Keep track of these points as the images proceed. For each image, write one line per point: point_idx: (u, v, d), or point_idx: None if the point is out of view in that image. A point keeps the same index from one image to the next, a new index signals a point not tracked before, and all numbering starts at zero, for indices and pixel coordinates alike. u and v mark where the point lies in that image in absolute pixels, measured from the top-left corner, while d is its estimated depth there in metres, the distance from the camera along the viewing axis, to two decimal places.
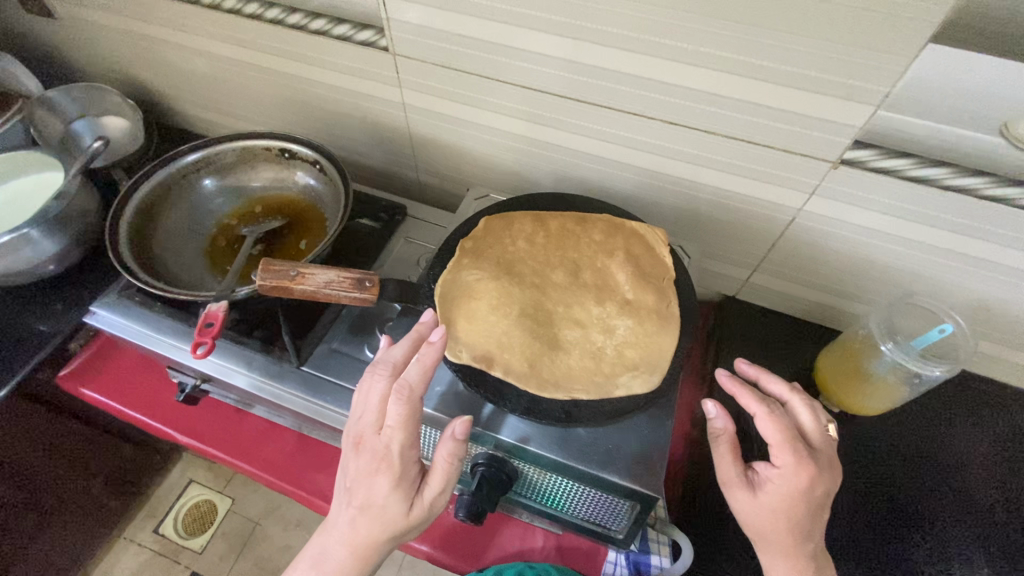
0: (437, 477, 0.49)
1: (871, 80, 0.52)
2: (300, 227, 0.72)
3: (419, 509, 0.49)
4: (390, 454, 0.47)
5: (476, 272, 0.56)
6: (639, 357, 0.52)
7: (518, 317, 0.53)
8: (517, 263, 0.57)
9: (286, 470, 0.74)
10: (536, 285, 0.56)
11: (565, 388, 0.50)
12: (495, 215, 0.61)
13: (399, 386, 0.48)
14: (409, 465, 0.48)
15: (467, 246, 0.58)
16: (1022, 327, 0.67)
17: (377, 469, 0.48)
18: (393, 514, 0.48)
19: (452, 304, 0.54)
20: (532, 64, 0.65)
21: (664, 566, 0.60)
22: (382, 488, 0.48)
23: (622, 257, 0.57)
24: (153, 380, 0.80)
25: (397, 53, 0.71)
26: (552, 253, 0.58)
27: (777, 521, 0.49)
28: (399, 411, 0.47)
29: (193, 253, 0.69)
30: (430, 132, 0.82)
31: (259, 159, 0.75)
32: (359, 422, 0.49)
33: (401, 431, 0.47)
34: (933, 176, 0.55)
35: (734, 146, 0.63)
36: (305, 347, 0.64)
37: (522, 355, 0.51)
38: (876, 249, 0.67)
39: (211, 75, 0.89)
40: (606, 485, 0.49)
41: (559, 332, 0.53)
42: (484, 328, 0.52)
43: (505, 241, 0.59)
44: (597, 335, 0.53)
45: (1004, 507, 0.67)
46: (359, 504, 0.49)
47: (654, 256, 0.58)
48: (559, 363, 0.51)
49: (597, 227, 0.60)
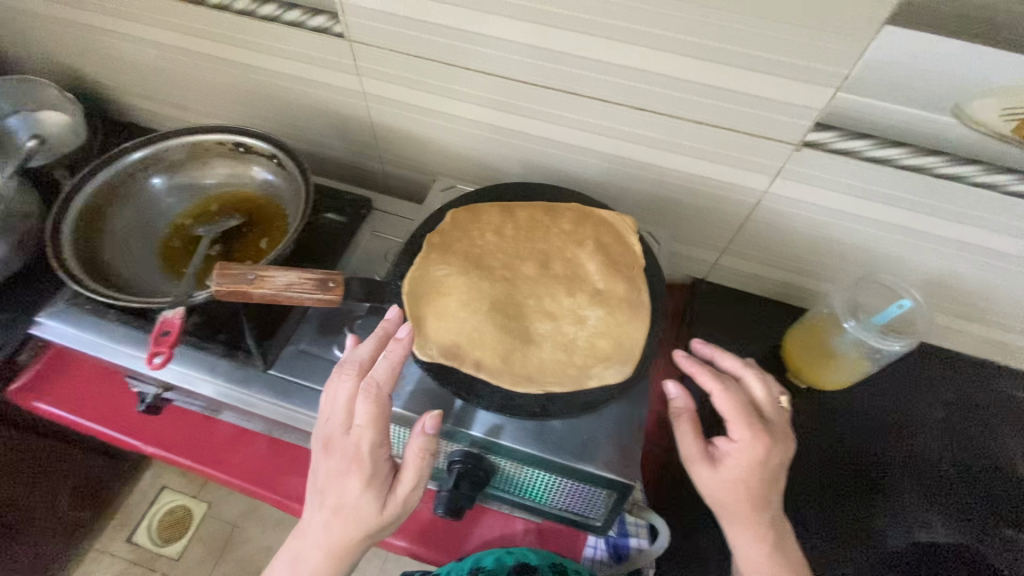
0: (409, 474, 0.48)
1: (831, 62, 0.52)
2: (260, 224, 0.69)
3: (392, 506, 0.48)
4: (360, 453, 0.47)
5: (445, 267, 0.54)
6: (610, 347, 0.52)
7: (489, 312, 0.52)
8: (486, 256, 0.56)
9: (260, 475, 0.73)
10: (506, 278, 0.55)
11: (538, 381, 0.49)
12: (461, 207, 0.60)
13: (366, 385, 0.47)
14: (380, 463, 0.48)
15: (434, 241, 0.56)
16: (974, 299, 0.70)
17: (348, 468, 0.47)
18: (367, 513, 0.47)
19: (421, 301, 0.52)
20: (496, 50, 0.64)
21: (642, 546, 0.61)
22: (354, 487, 0.47)
23: (592, 246, 0.57)
24: (114, 390, 0.77)
25: (353, 40, 0.69)
26: (521, 245, 0.57)
27: (737, 491, 0.50)
28: (367, 409, 0.46)
29: (146, 256, 0.65)
30: (393, 122, 0.79)
31: (212, 154, 0.71)
32: (328, 424, 0.49)
33: (371, 429, 0.46)
34: (888, 156, 0.58)
35: (699, 131, 0.63)
36: (271, 351, 0.62)
37: (493, 350, 0.50)
38: (837, 229, 0.68)
39: (156, 64, 0.84)
40: (582, 475, 0.49)
41: (531, 325, 0.52)
42: (455, 324, 0.51)
43: (473, 234, 0.57)
44: (568, 327, 0.53)
45: (957, 471, 0.70)
46: (332, 505, 0.48)
47: (623, 244, 0.58)
48: (531, 357, 0.51)
49: (565, 217, 0.59)
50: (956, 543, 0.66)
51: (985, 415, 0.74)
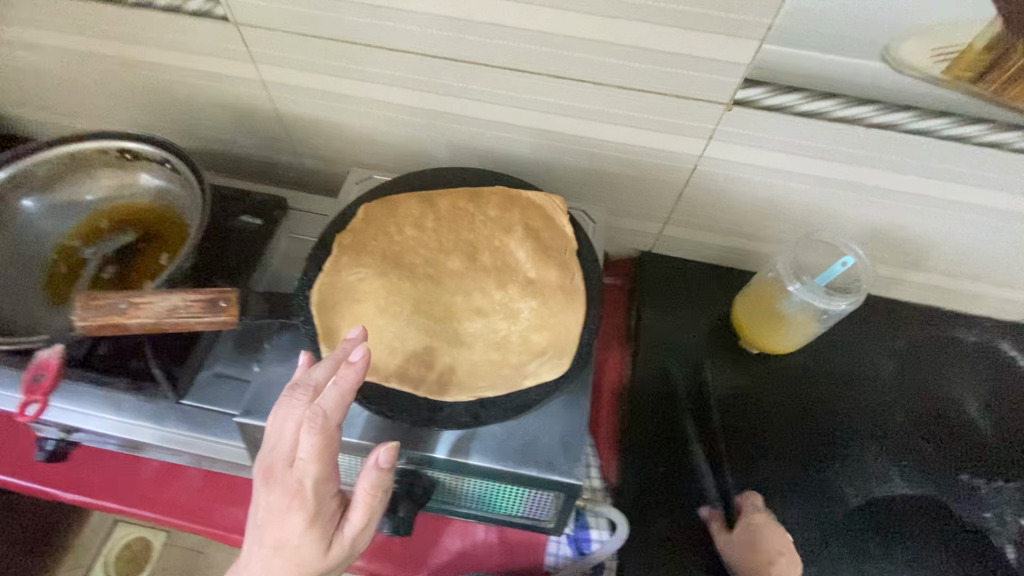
0: (359, 511, 0.42)
1: (751, 13, 0.49)
2: (158, 238, 0.62)
3: (338, 548, 0.42)
4: (304, 490, 0.40)
5: (359, 270, 0.49)
6: (547, 341, 0.47)
7: (411, 316, 0.47)
8: (405, 254, 0.51)
9: (195, 510, 0.66)
10: (429, 276, 0.50)
11: (470, 387, 0.45)
12: (375, 200, 0.54)
13: (313, 412, 0.40)
14: (326, 498, 0.41)
15: (345, 242, 0.50)
16: (915, 247, 0.69)
17: (288, 506, 0.40)
18: (307, 558, 0.40)
19: (333, 312, 0.47)
20: (401, 24, 0.59)
21: (604, 540, 0.59)
22: (294, 528, 0.40)
23: (520, 233, 0.53)
24: (19, 437, 0.69)
25: (240, 23, 0.61)
26: (445, 238, 0.53)
27: (753, 551, 0.58)
28: (313, 440, 0.40)
29: (27, 287, 0.58)
30: (302, 112, 0.72)
31: (94, 164, 0.63)
32: (268, 452, 0.41)
33: (317, 462, 0.40)
34: (821, 109, 0.55)
35: (624, 97, 0.60)
36: (182, 379, 0.56)
37: (418, 358, 0.46)
38: (777, 190, 0.66)
39: (17, 66, 0.74)
40: (527, 480, 0.46)
41: (459, 326, 0.48)
42: (373, 334, 0.46)
43: (390, 230, 0.52)
44: (500, 323, 0.48)
45: (911, 422, 0.71)
46: (265, 550, 0.40)
47: (554, 227, 0.54)
48: (461, 360, 0.46)
49: (491, 202, 0.54)
50: (914, 493, 0.66)
51: (931, 363, 0.75)
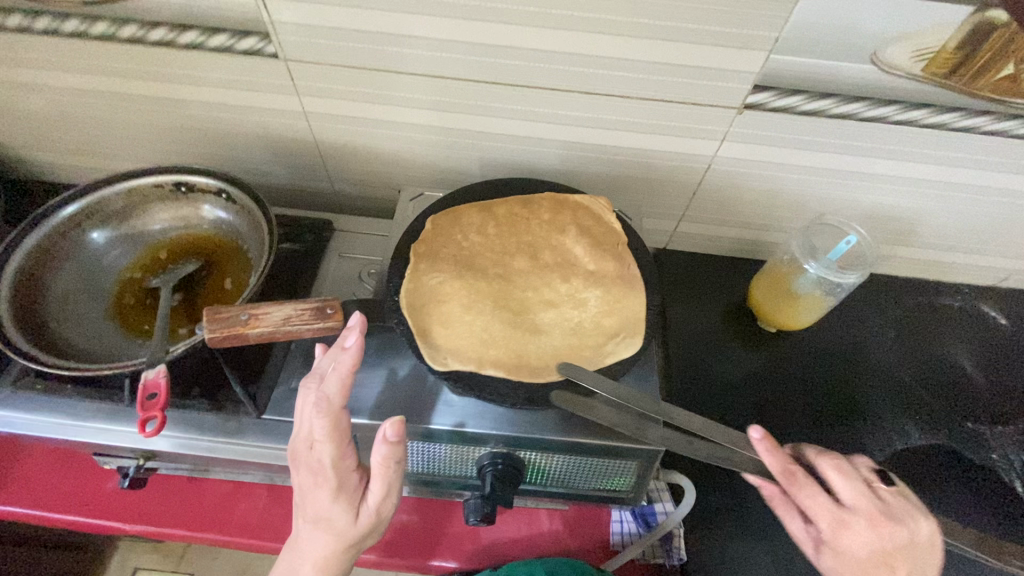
0: (377, 483, 0.49)
1: (763, 28, 0.57)
2: (219, 264, 0.65)
3: (365, 514, 0.50)
4: (324, 469, 0.48)
5: (437, 274, 0.54)
6: (617, 324, 0.53)
7: (493, 311, 0.52)
8: (475, 257, 0.56)
9: (265, 528, 0.69)
10: (500, 276, 0.55)
11: (557, 369, 0.50)
12: (439, 212, 0.59)
13: (318, 401, 0.47)
14: (346, 474, 0.49)
15: (420, 250, 0.55)
16: (904, 224, 0.78)
17: (315, 483, 0.48)
18: (342, 524, 0.49)
19: (423, 313, 0.51)
20: (444, 53, 0.65)
21: (668, 510, 0.64)
22: (324, 500, 0.49)
23: (575, 232, 0.58)
24: (80, 473, 0.70)
25: (289, 59, 0.66)
26: (507, 241, 0.58)
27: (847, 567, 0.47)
28: (324, 426, 0.47)
29: (99, 320, 0.59)
30: (340, 139, 0.77)
31: (150, 199, 0.65)
32: (296, 438, 0.49)
33: (329, 445, 0.47)
34: (820, 108, 0.63)
35: (647, 107, 0.68)
36: (262, 394, 0.59)
37: (507, 348, 0.50)
38: (782, 182, 0.74)
39: (55, 110, 0.76)
40: (613, 451, 0.51)
41: (536, 317, 0.53)
42: (463, 330, 0.51)
43: (457, 237, 0.57)
44: (571, 312, 0.53)
45: (916, 380, 0.79)
46: (309, 517, 0.50)
47: (604, 224, 0.59)
48: (544, 346, 0.51)
49: (544, 206, 0.60)
50: (928, 442, 0.74)
51: (925, 327, 0.84)
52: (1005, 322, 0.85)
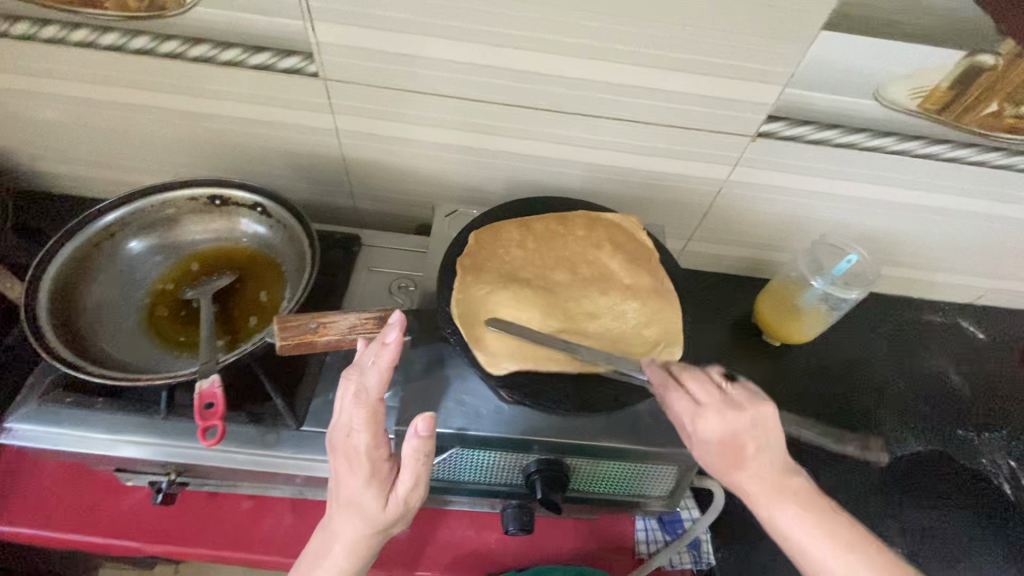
0: (406, 473, 0.48)
1: (779, 64, 0.62)
2: (253, 277, 0.65)
3: (394, 503, 0.49)
4: (359, 455, 0.48)
5: (485, 287, 0.56)
6: (656, 334, 0.56)
7: (540, 322, 0.55)
8: (518, 271, 0.59)
9: (291, 545, 0.67)
10: (543, 289, 0.58)
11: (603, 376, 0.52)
12: (480, 227, 0.62)
13: (358, 392, 0.48)
14: (378, 461, 0.48)
15: (467, 264, 0.57)
16: (896, 245, 0.84)
17: (349, 469, 0.48)
18: (371, 509, 0.49)
19: (474, 324, 0.54)
20: (480, 77, 0.68)
21: (694, 517, 0.68)
22: (356, 485, 0.48)
23: (610, 247, 0.61)
24: (96, 491, 0.67)
25: (329, 79, 0.68)
26: (547, 256, 0.60)
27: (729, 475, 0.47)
28: (362, 415, 0.48)
29: (133, 330, 0.59)
30: (369, 156, 0.79)
31: (184, 211, 0.66)
32: (334, 426, 0.50)
33: (365, 431, 0.47)
34: (827, 137, 0.69)
35: (668, 133, 0.72)
36: (300, 406, 0.59)
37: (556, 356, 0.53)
38: (788, 204, 0.79)
39: (79, 121, 0.76)
40: (656, 456, 0.53)
41: (579, 327, 0.56)
42: (513, 340, 0.53)
43: (500, 252, 0.59)
44: (612, 323, 0.56)
45: (910, 390, 0.84)
46: (341, 503, 0.49)
47: (636, 240, 0.63)
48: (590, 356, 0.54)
49: (579, 223, 0.63)
50: (924, 448, 0.79)
51: (914, 341, 0.90)
52: (982, 337, 0.92)
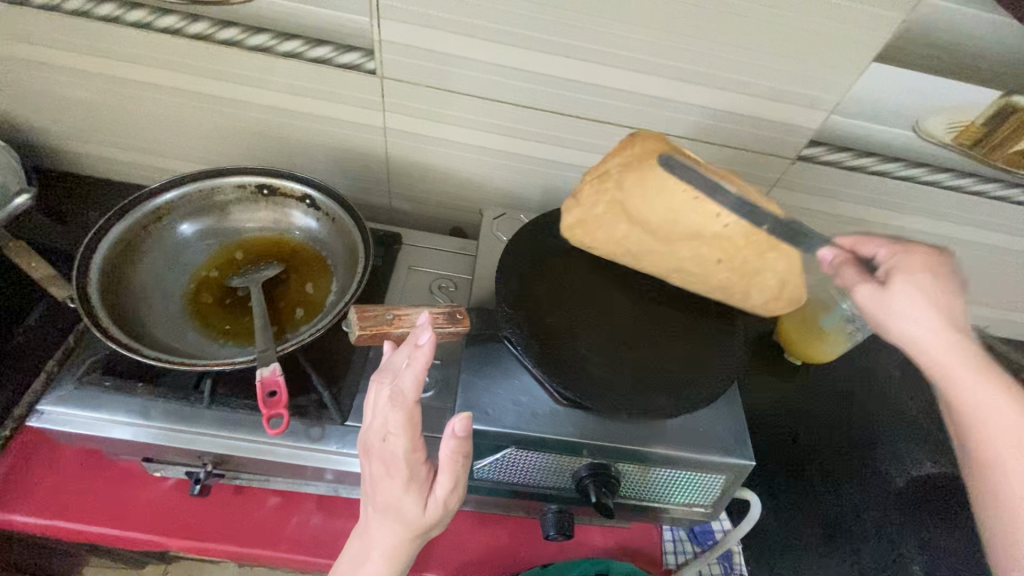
0: (445, 476, 0.46)
1: (827, 91, 0.65)
2: (299, 269, 0.64)
3: (433, 506, 0.47)
4: (396, 460, 0.46)
5: None
6: None
7: None
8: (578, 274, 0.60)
9: (317, 544, 0.65)
10: None
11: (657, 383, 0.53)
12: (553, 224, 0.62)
13: (393, 396, 0.46)
14: (416, 466, 0.46)
15: None
16: None
17: (386, 473, 0.46)
18: (410, 515, 0.47)
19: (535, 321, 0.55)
20: (535, 84, 0.69)
21: (725, 528, 0.69)
22: (394, 490, 0.46)
23: None
24: (119, 481, 0.65)
25: (385, 76, 0.68)
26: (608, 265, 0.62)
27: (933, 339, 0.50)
28: (398, 419, 0.45)
29: (178, 317, 0.57)
30: (412, 156, 0.79)
31: (232, 198, 0.65)
32: (368, 430, 0.48)
33: (403, 437, 0.45)
34: (863, 164, 0.72)
35: (712, 151, 0.74)
36: (345, 400, 0.58)
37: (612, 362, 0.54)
38: (817, 228, 0.82)
39: (122, 103, 0.75)
40: (706, 464, 0.53)
41: None
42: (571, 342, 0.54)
43: None
44: None
45: (924, 414, 0.86)
46: (379, 508, 0.48)
47: None
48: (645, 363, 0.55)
49: None
50: (940, 471, 0.81)
51: None
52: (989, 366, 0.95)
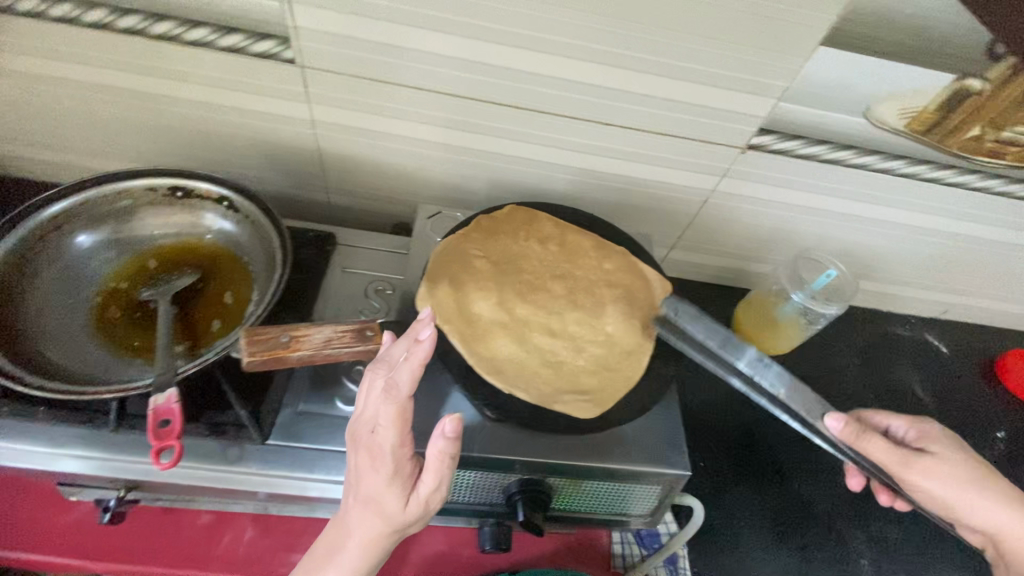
0: (430, 476, 0.44)
1: (775, 78, 0.62)
2: (219, 279, 0.60)
3: (414, 504, 0.45)
4: (382, 453, 0.44)
5: (482, 257, 0.57)
6: (614, 364, 0.53)
7: (501, 322, 0.53)
8: (520, 263, 0.58)
9: (251, 562, 0.63)
10: (529, 287, 0.56)
11: (555, 390, 0.50)
12: (521, 205, 0.62)
13: (387, 388, 0.44)
14: (403, 460, 0.45)
15: (479, 232, 0.58)
16: (872, 260, 0.86)
17: (372, 466, 0.45)
18: (391, 510, 0.45)
19: (445, 295, 0.52)
20: (466, 72, 0.64)
21: (672, 531, 0.67)
22: (377, 484, 0.45)
23: (615, 283, 0.58)
24: (36, 505, 0.62)
25: (305, 66, 0.63)
26: (557, 262, 0.59)
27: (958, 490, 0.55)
28: (388, 411, 0.44)
29: (80, 335, 0.53)
30: (346, 150, 0.74)
31: (142, 202, 0.60)
32: (359, 419, 0.47)
33: (393, 430, 0.44)
34: (816, 152, 0.69)
35: (660, 141, 0.70)
36: (267, 418, 0.55)
37: (511, 363, 0.51)
38: (771, 218, 0.79)
39: (20, 98, 0.68)
40: (640, 476, 0.51)
41: (536, 338, 0.53)
42: (475, 329, 0.52)
43: (513, 237, 0.59)
44: (579, 341, 0.54)
45: (877, 402, 0.86)
46: (359, 501, 0.46)
47: (643, 280, 0.59)
48: (550, 364, 0.52)
49: (591, 242, 0.60)
50: None
51: (884, 356, 0.92)
52: (945, 351, 0.95)
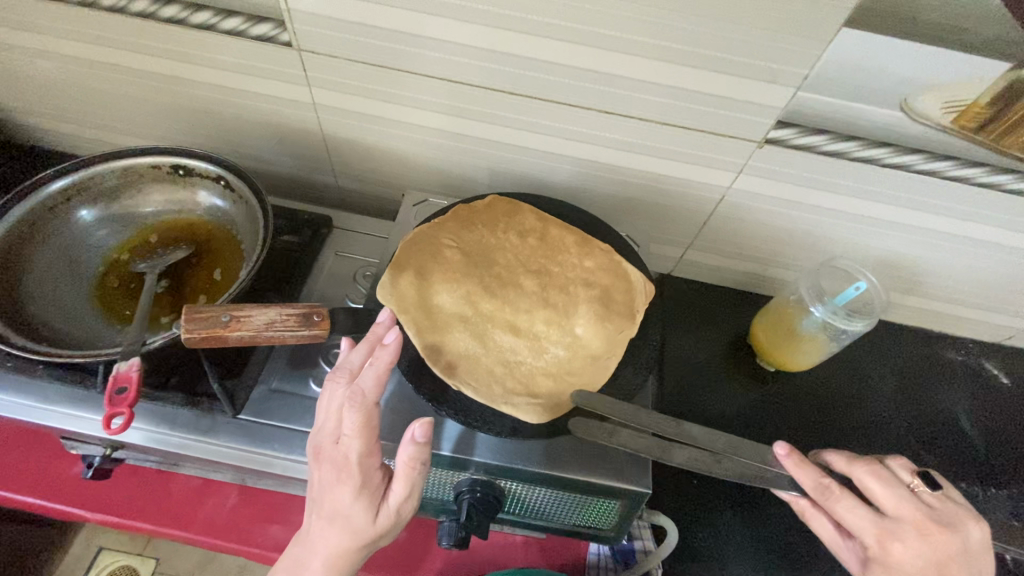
0: (401, 483, 0.45)
1: (792, 63, 0.55)
2: (209, 256, 0.62)
3: (385, 515, 0.46)
4: (350, 463, 0.44)
5: (453, 248, 0.55)
6: (577, 367, 0.51)
7: (462, 315, 0.52)
8: (493, 255, 0.56)
9: (231, 529, 0.65)
10: (498, 280, 0.54)
11: (508, 391, 0.48)
12: (503, 196, 0.60)
13: (352, 396, 0.45)
14: (371, 470, 0.45)
15: (454, 222, 0.57)
16: (916, 274, 0.76)
17: (337, 479, 0.45)
18: (360, 524, 0.45)
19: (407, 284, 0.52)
20: (459, 55, 0.62)
21: (647, 548, 0.61)
22: (344, 498, 0.44)
23: (592, 281, 0.55)
24: (50, 453, 0.68)
25: (301, 48, 0.64)
26: (533, 255, 0.56)
27: None
28: (355, 420, 0.44)
29: (77, 300, 0.57)
30: (348, 133, 0.75)
31: (146, 178, 0.64)
32: (319, 432, 0.46)
33: (360, 438, 0.44)
34: (843, 150, 0.61)
35: (667, 132, 0.65)
36: (240, 394, 0.56)
37: (466, 358, 0.49)
38: (795, 220, 0.72)
39: (58, 78, 0.74)
40: (597, 488, 0.49)
41: (498, 333, 0.52)
42: (434, 322, 0.51)
43: (489, 227, 0.58)
44: (544, 341, 0.52)
45: (912, 431, 0.77)
46: (324, 517, 0.45)
47: (623, 280, 0.56)
48: (508, 363, 0.50)
49: (572, 237, 0.57)
50: None
51: (929, 381, 0.82)
52: (1006, 382, 0.83)
